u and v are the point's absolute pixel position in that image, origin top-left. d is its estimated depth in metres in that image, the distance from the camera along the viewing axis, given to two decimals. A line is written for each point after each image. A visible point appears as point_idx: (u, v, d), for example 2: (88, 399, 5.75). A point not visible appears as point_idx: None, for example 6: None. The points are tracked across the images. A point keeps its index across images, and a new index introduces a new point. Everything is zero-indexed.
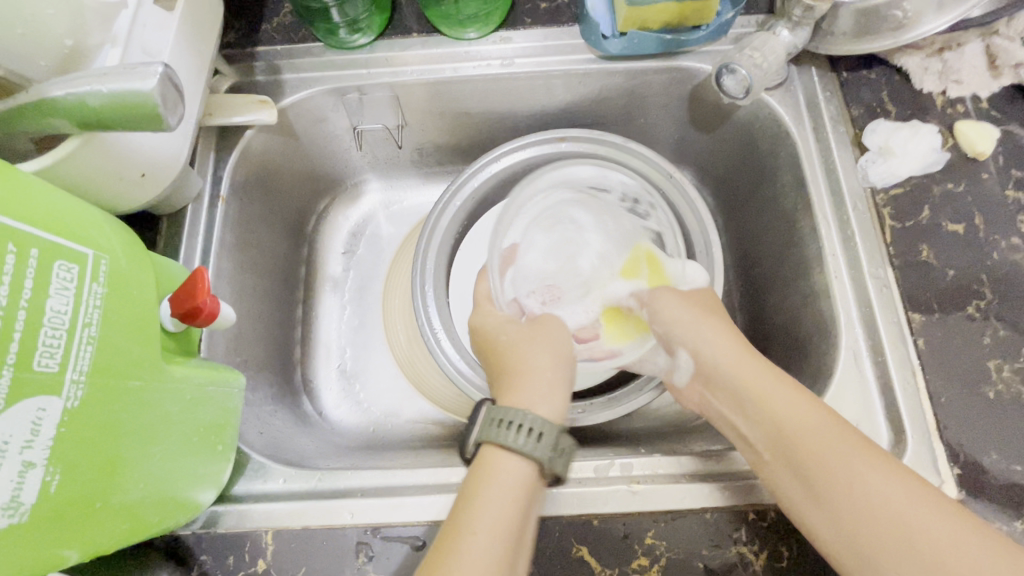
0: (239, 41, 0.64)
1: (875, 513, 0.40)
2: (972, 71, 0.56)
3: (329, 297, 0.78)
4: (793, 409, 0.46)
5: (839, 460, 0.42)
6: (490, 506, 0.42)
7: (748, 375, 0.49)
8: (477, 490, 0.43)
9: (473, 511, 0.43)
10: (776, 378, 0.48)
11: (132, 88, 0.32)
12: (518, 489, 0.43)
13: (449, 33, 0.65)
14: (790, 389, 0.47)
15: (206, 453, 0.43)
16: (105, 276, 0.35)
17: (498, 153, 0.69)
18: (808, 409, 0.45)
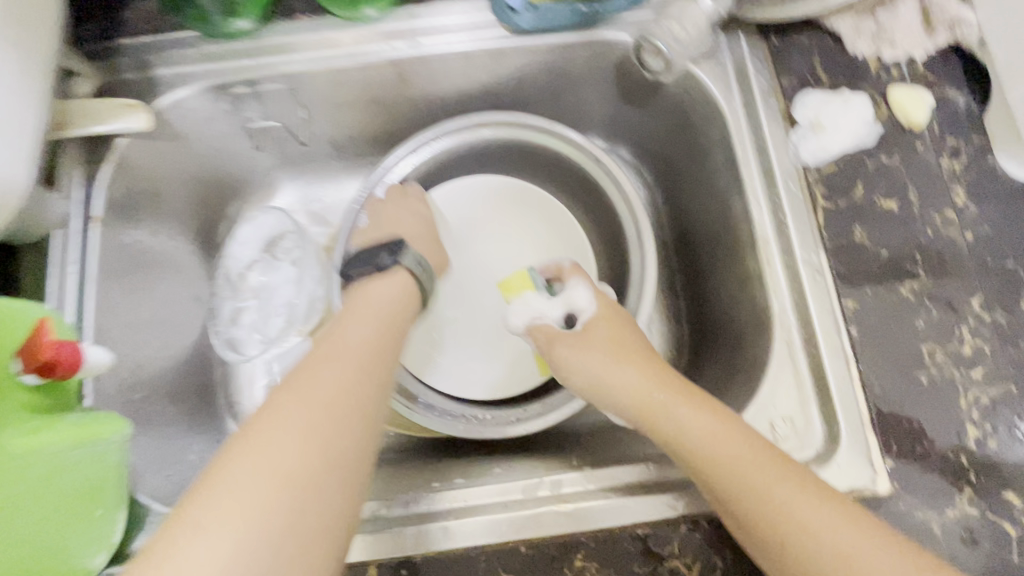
0: (98, 34, 0.56)
1: (804, 534, 0.37)
2: (907, 31, 0.52)
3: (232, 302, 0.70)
4: (723, 447, 0.42)
5: (761, 481, 0.40)
6: (324, 382, 0.38)
7: (669, 415, 0.45)
8: (329, 349, 0.41)
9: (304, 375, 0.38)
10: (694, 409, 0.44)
11: None
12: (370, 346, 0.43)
13: (342, 14, 0.58)
14: (713, 419, 0.43)
15: (81, 520, 0.40)
16: None
17: (412, 143, 0.63)
18: (716, 426, 0.43)
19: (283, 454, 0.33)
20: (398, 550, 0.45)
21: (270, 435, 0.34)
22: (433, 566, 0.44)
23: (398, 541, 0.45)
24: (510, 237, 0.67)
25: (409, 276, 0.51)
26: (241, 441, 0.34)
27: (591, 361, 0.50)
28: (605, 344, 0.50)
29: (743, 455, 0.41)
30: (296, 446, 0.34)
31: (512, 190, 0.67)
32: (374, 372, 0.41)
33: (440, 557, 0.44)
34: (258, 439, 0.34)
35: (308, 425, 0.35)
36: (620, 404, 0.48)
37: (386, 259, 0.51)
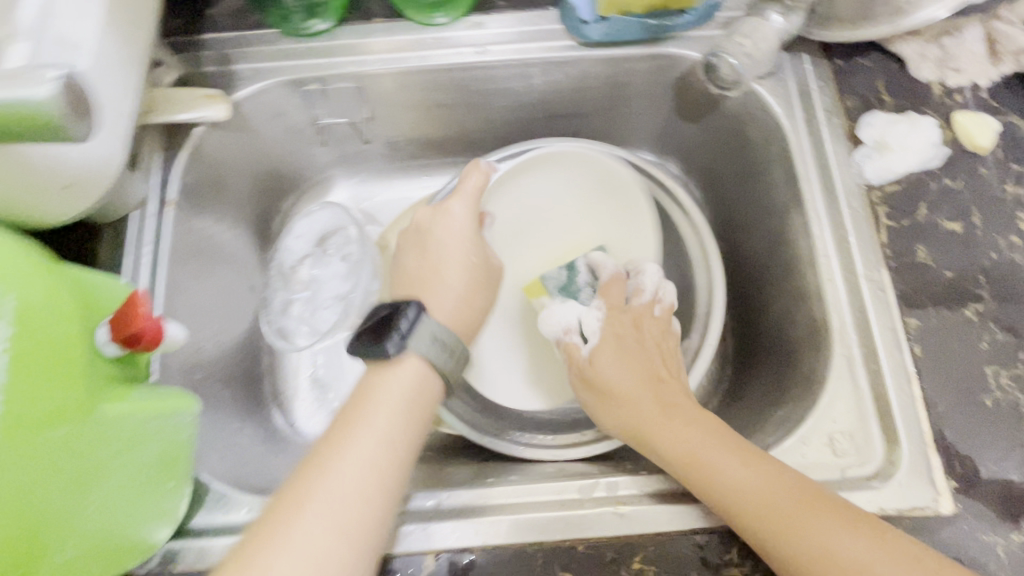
0: (186, 27, 0.59)
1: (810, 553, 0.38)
2: (972, 58, 0.53)
3: (284, 293, 0.72)
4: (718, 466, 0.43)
5: (770, 499, 0.40)
6: (379, 422, 0.41)
7: (659, 425, 0.47)
8: (357, 415, 0.42)
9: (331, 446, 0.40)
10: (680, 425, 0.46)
11: (14, 96, 0.27)
12: (401, 404, 0.43)
13: (418, 19, 0.60)
14: (687, 429, 0.46)
15: (155, 492, 0.40)
16: (11, 314, 0.35)
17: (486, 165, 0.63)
18: (721, 446, 0.44)
19: (343, 493, 0.37)
20: (453, 542, 0.45)
21: (335, 467, 0.38)
22: (489, 559, 0.44)
23: (453, 533, 0.45)
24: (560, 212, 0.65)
25: (430, 365, 0.45)
26: (307, 474, 0.38)
27: (617, 371, 0.50)
28: (628, 348, 0.52)
29: (751, 474, 0.42)
30: (356, 480, 0.38)
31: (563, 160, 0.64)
32: (423, 405, 0.44)
33: (498, 551, 0.44)
34: (320, 474, 0.38)
35: (363, 461, 0.39)
36: (615, 422, 0.50)
37: (391, 346, 0.44)
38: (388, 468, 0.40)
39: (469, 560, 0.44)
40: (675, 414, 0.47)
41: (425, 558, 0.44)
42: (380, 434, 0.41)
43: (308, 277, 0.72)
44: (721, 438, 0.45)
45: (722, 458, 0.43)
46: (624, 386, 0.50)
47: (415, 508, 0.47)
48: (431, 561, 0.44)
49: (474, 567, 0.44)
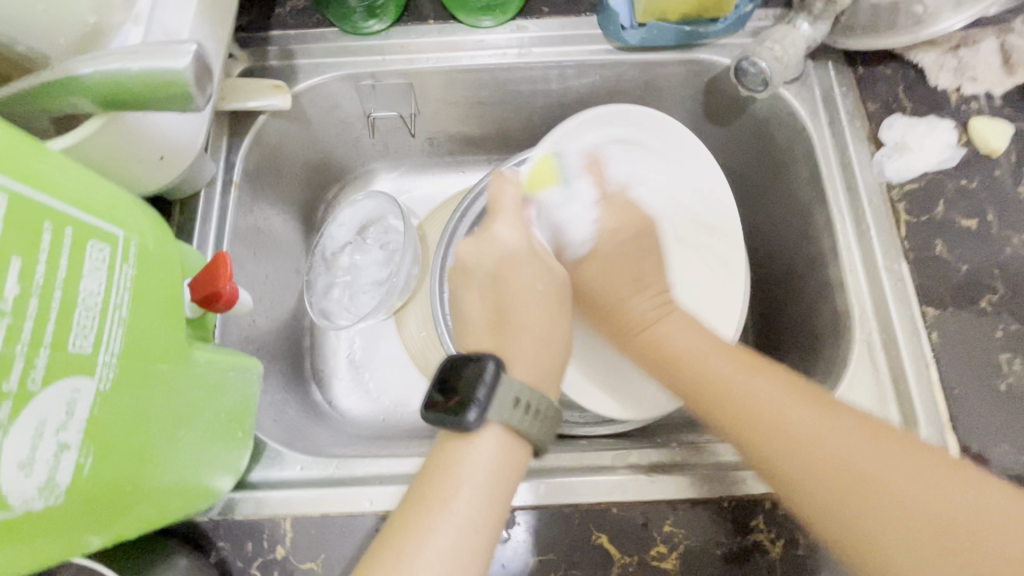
0: (254, 24, 0.64)
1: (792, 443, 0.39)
2: (987, 68, 0.57)
3: (325, 276, 0.74)
4: (713, 370, 0.44)
5: (757, 406, 0.41)
6: (462, 495, 0.39)
7: (649, 333, 0.48)
8: (450, 474, 0.39)
9: (425, 506, 0.38)
10: (669, 326, 0.48)
11: (163, 66, 0.32)
12: (492, 470, 0.39)
13: (466, 21, 0.64)
14: (687, 338, 0.47)
15: (226, 441, 0.43)
16: (134, 255, 0.33)
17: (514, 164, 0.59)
18: (704, 347, 0.46)
19: (439, 559, 0.36)
20: None
21: (420, 548, 0.36)
22: (529, 518, 0.47)
23: None
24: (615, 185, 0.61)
25: (516, 432, 0.41)
26: (393, 545, 0.37)
27: (601, 269, 0.50)
28: (622, 254, 0.51)
29: (734, 378, 0.43)
30: (445, 559, 0.36)
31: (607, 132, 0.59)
32: (509, 470, 0.40)
33: (538, 511, 0.47)
34: (404, 543, 0.37)
35: (451, 543, 0.37)
36: (605, 320, 0.51)
37: (473, 415, 0.39)
38: (474, 542, 0.38)
39: (510, 518, 0.47)
40: (673, 320, 0.48)
41: None
42: (461, 516, 0.38)
43: (349, 263, 0.75)
44: (707, 341, 0.46)
45: (713, 366, 0.44)
46: (616, 295, 0.49)
47: None
48: None
49: (515, 525, 0.47)
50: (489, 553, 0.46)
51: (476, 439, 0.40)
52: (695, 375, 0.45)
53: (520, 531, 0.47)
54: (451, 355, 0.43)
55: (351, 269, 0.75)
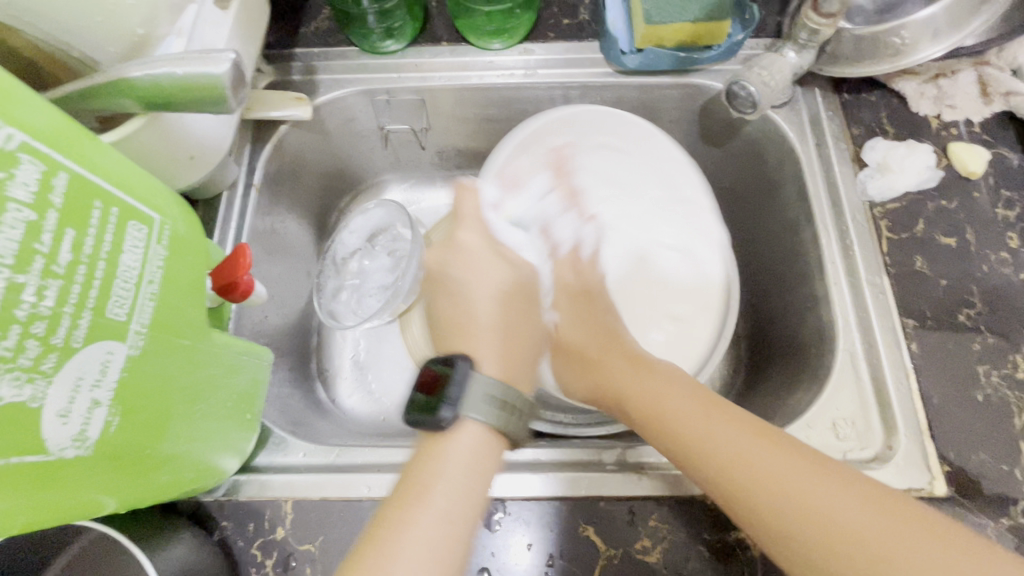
0: (280, 43, 0.69)
1: (774, 494, 0.37)
2: (965, 97, 0.60)
3: (335, 279, 0.77)
4: (696, 424, 0.43)
5: (724, 449, 0.41)
6: (443, 487, 0.40)
7: (628, 388, 0.50)
8: (433, 464, 0.41)
9: (410, 497, 0.40)
10: (646, 375, 0.49)
11: (205, 71, 0.36)
12: (472, 456, 0.42)
13: (477, 43, 0.69)
14: (669, 386, 0.47)
15: (237, 422, 0.46)
16: (168, 240, 0.36)
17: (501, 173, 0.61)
18: (690, 404, 0.45)
19: (428, 545, 0.37)
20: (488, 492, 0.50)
21: (408, 537, 0.37)
22: (520, 509, 0.49)
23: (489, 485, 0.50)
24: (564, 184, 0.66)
25: (490, 428, 0.43)
26: (375, 540, 0.37)
27: (578, 332, 0.56)
28: (581, 311, 0.57)
29: (705, 424, 0.43)
30: (429, 552, 0.37)
31: (593, 138, 0.66)
32: (487, 461, 0.43)
33: (528, 502, 0.49)
34: (386, 538, 0.37)
35: (433, 534, 0.38)
36: (591, 384, 0.53)
37: (446, 413, 0.42)
38: (455, 533, 0.39)
39: (502, 508, 0.49)
40: (649, 373, 0.49)
41: None
42: (441, 508, 0.39)
43: (358, 268, 0.78)
44: (685, 391, 0.46)
45: (699, 416, 0.44)
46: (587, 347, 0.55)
47: None
48: None
49: (507, 515, 0.49)
50: (480, 541, 0.48)
51: (456, 431, 0.42)
52: (681, 420, 0.44)
53: (510, 521, 0.49)
54: (426, 360, 0.46)
55: (360, 274, 0.78)
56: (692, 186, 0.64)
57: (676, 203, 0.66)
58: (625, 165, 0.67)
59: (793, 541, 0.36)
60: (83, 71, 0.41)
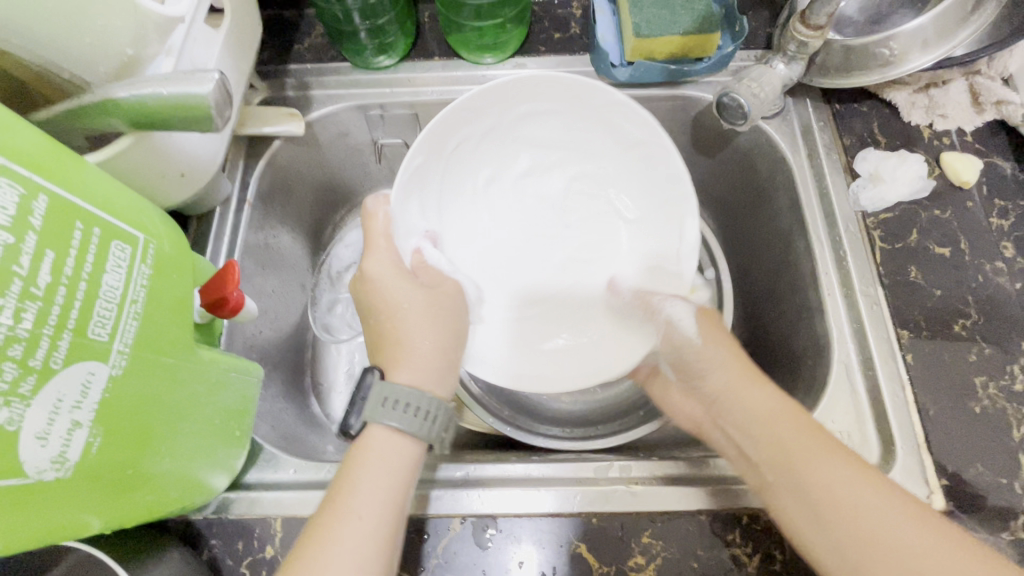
0: (274, 59, 0.69)
1: (876, 543, 0.38)
2: (957, 106, 0.60)
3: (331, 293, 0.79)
4: (816, 461, 0.42)
5: (838, 487, 0.41)
6: (360, 492, 0.43)
7: (741, 402, 0.48)
8: (350, 475, 0.44)
9: (332, 506, 0.43)
10: (762, 391, 0.48)
11: (190, 91, 0.37)
12: (388, 459, 0.45)
13: (469, 57, 0.69)
14: (781, 411, 0.46)
15: (224, 439, 0.45)
16: (152, 259, 0.37)
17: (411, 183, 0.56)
18: (805, 438, 0.44)
19: (348, 550, 0.40)
20: (479, 509, 0.49)
21: (329, 543, 0.40)
22: (511, 526, 0.49)
23: (480, 501, 0.50)
24: (509, 163, 0.64)
25: (402, 431, 0.46)
26: (304, 545, 0.41)
27: (720, 356, 0.51)
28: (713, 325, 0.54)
29: (818, 460, 0.42)
30: (351, 551, 0.40)
31: (516, 109, 0.59)
32: (403, 463, 0.45)
33: (519, 519, 0.49)
34: (312, 543, 0.40)
35: (356, 535, 0.41)
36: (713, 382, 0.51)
37: (355, 423, 0.48)
38: (372, 529, 0.42)
39: (493, 525, 0.49)
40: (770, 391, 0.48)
41: (453, 521, 0.49)
42: (359, 511, 0.42)
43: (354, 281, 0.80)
44: (797, 420, 0.45)
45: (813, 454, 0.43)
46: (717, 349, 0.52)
47: (447, 476, 0.52)
48: (458, 524, 0.49)
49: (498, 532, 0.48)
50: (470, 559, 0.47)
51: (368, 444, 0.45)
52: (793, 447, 0.44)
53: (501, 539, 0.48)
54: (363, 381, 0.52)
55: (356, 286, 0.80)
56: (669, 159, 0.56)
57: (632, 148, 0.59)
58: (562, 122, 0.61)
59: None
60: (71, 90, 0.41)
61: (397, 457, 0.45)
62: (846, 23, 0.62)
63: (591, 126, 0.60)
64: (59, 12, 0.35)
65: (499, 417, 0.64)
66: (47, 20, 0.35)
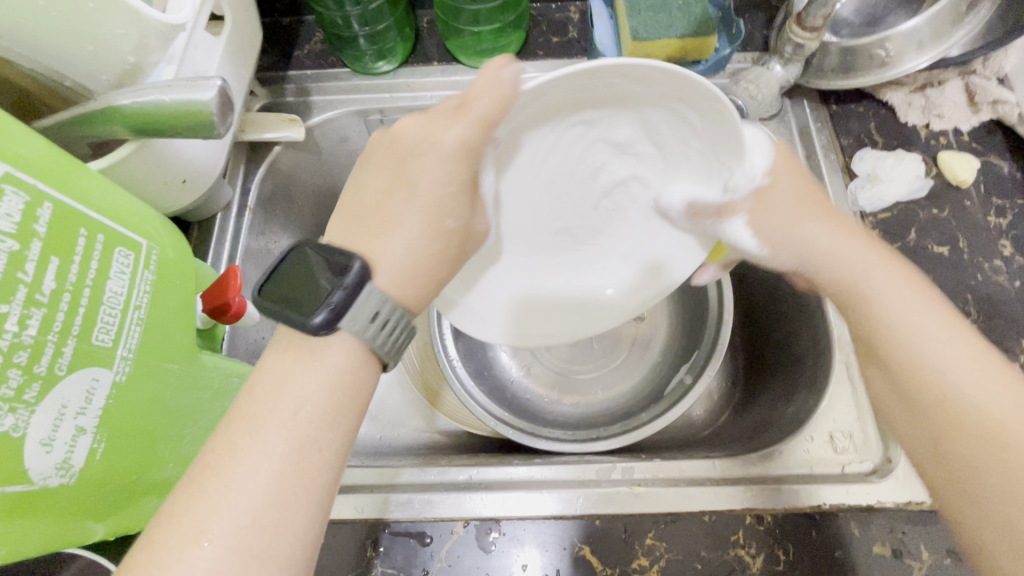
0: (273, 65, 0.70)
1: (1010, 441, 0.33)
2: (953, 106, 0.60)
3: None
4: (931, 336, 0.37)
5: (968, 375, 0.35)
6: (304, 396, 0.33)
7: (859, 278, 0.41)
8: (295, 371, 0.34)
9: (269, 399, 0.33)
10: (887, 271, 0.41)
11: (192, 98, 0.37)
12: (343, 367, 0.34)
13: (468, 62, 0.70)
14: (911, 289, 0.40)
15: None
16: (155, 265, 0.37)
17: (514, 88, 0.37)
18: (936, 324, 0.37)
19: (279, 456, 0.31)
20: (482, 512, 0.49)
21: (256, 444, 0.32)
22: (515, 528, 0.49)
23: (483, 504, 0.50)
24: (614, 122, 0.43)
25: (366, 348, 0.35)
26: (232, 435, 0.32)
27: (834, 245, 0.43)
28: (811, 206, 0.45)
29: (946, 347, 0.36)
30: (282, 456, 0.31)
31: (670, 100, 0.39)
32: (357, 384, 0.35)
33: (523, 522, 0.49)
34: (241, 445, 0.32)
35: (292, 442, 0.32)
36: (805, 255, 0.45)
37: (319, 318, 0.33)
38: (313, 439, 0.32)
39: (496, 528, 0.49)
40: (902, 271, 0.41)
41: (456, 524, 0.49)
42: (298, 414, 0.33)
43: None
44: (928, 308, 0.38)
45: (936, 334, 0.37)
46: (818, 228, 0.45)
47: (450, 479, 0.52)
48: (461, 528, 0.49)
49: (501, 535, 0.48)
50: (474, 563, 0.47)
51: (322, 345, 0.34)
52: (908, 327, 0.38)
53: (505, 541, 0.48)
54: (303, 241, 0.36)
55: None
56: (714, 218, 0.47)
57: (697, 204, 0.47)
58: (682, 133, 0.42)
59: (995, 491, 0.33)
60: (72, 97, 0.41)
61: (355, 368, 0.35)
62: (842, 25, 0.62)
63: (693, 159, 0.44)
64: (62, 22, 0.35)
65: (498, 417, 0.63)
66: (51, 30, 0.35)
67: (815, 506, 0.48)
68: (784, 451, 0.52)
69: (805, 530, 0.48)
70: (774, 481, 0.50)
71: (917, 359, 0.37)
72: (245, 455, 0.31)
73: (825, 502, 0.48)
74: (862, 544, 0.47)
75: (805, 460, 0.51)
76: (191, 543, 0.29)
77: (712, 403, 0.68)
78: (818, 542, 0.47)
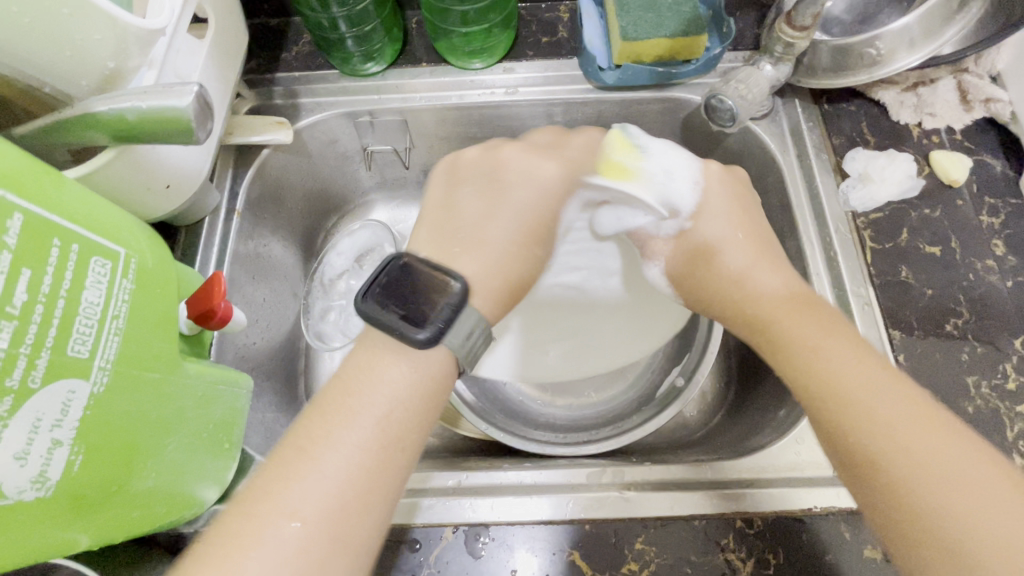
0: (261, 68, 0.69)
1: (906, 452, 0.35)
2: (946, 104, 0.60)
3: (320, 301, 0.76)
4: (838, 353, 0.40)
5: (865, 379, 0.39)
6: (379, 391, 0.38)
7: (764, 308, 0.45)
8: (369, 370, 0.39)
9: (348, 396, 0.38)
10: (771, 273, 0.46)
11: (169, 104, 0.36)
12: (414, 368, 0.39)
13: (457, 63, 0.69)
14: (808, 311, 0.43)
15: (214, 451, 0.45)
16: (134, 274, 0.36)
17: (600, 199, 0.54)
18: (827, 335, 0.41)
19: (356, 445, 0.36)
20: (471, 517, 0.49)
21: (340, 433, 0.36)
22: (504, 534, 0.48)
23: (473, 509, 0.50)
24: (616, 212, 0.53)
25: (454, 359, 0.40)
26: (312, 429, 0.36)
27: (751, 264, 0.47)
28: (734, 205, 0.50)
29: (848, 355, 0.40)
30: (358, 445, 0.36)
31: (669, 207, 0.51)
32: (429, 385, 0.39)
33: (512, 527, 0.49)
34: (322, 436, 0.36)
35: (367, 434, 0.36)
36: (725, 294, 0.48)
37: (422, 333, 0.38)
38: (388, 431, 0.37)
39: (485, 534, 0.48)
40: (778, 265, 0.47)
41: (445, 530, 0.49)
42: (375, 409, 0.37)
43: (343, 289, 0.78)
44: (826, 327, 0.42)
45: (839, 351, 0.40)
46: (727, 238, 0.48)
47: (439, 484, 0.52)
48: (451, 533, 0.48)
49: (491, 541, 0.48)
50: (463, 568, 0.47)
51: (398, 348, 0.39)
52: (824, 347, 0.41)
53: (494, 547, 0.48)
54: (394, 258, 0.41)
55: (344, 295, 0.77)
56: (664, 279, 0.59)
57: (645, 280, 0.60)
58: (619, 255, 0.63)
59: (923, 499, 0.34)
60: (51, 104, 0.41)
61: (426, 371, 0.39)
62: (833, 23, 0.62)
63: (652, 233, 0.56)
64: (37, 27, 0.34)
65: (487, 419, 0.62)
66: (27, 37, 0.35)
67: (806, 510, 0.48)
68: (776, 453, 0.52)
69: (795, 534, 0.47)
70: (765, 485, 0.50)
71: (825, 371, 0.40)
72: (326, 444, 0.35)
73: (815, 506, 0.48)
74: (851, 547, 0.47)
75: (796, 462, 0.51)
76: (285, 519, 0.33)
77: (705, 404, 0.68)
78: (807, 546, 0.47)
